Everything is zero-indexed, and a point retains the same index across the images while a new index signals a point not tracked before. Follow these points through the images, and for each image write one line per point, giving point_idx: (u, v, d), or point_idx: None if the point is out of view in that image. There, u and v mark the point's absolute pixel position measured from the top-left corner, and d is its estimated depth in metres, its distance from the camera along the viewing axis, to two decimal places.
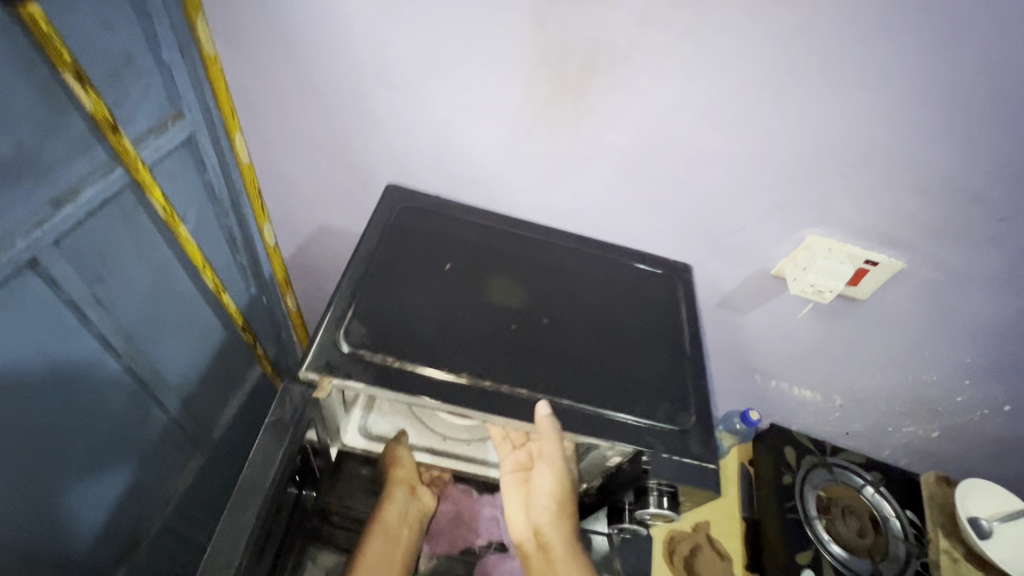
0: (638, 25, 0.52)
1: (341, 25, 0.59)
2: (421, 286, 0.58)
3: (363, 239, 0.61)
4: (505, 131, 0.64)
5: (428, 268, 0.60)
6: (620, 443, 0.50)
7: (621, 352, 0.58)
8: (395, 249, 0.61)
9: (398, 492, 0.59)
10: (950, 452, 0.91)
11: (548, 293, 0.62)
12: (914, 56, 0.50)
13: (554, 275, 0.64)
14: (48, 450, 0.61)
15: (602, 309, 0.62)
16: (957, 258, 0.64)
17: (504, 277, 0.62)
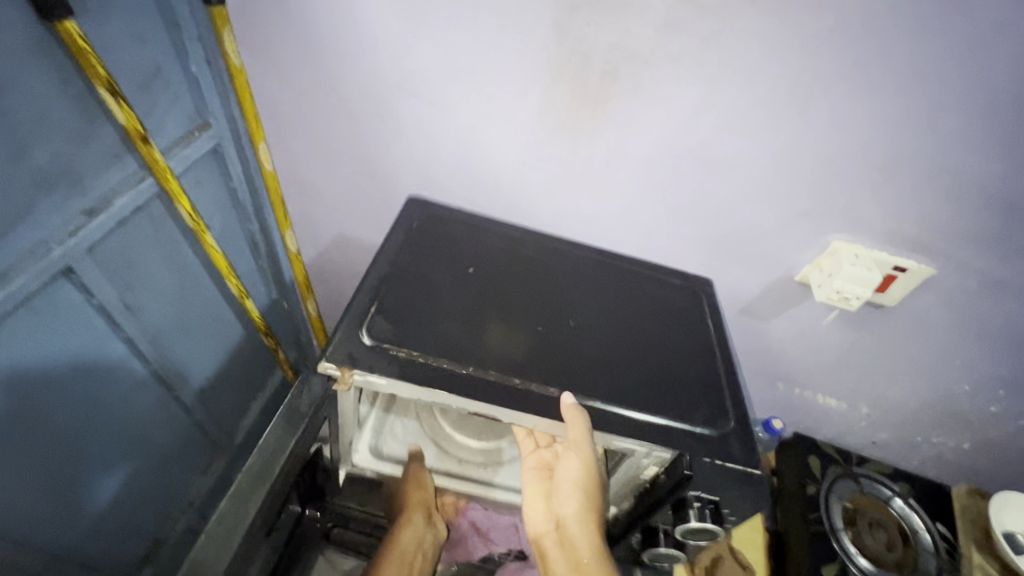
0: (661, 32, 0.52)
1: (366, 36, 0.60)
2: (446, 288, 0.58)
3: (386, 243, 0.62)
4: (526, 138, 0.64)
5: (451, 271, 0.60)
6: (658, 447, 0.50)
7: (649, 356, 0.58)
8: (418, 254, 0.61)
9: (412, 520, 0.62)
10: (984, 465, 0.89)
11: (571, 298, 0.62)
12: (945, 60, 0.49)
13: (577, 283, 0.64)
14: (75, 450, 0.63)
15: (628, 317, 0.62)
16: (990, 265, 0.63)
17: (529, 283, 0.62)
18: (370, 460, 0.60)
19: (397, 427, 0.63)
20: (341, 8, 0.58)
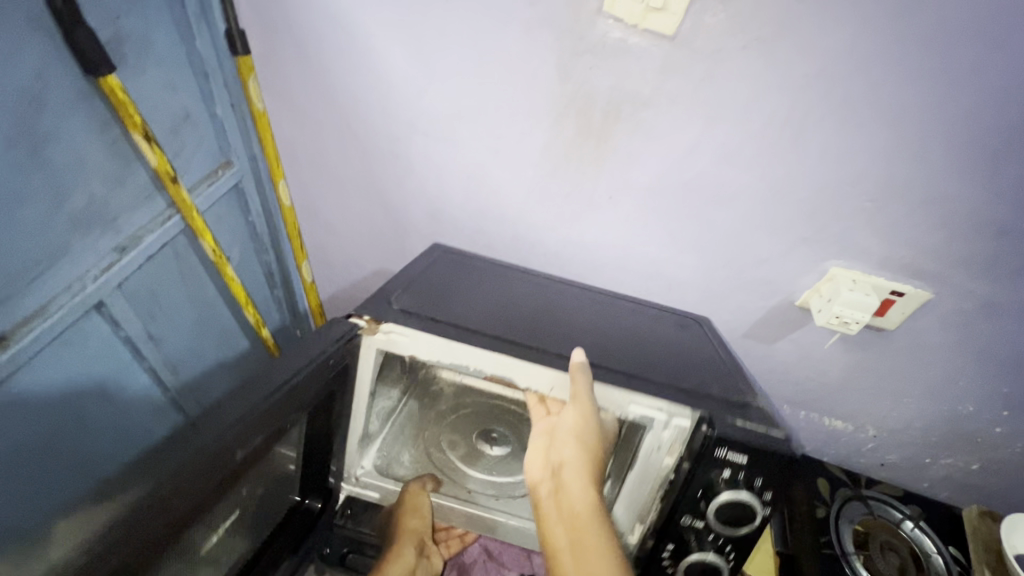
0: (658, 75, 0.55)
1: (381, 80, 0.63)
2: (463, 290, 0.65)
3: (410, 264, 0.69)
4: (532, 172, 0.67)
5: (469, 283, 0.67)
6: (676, 411, 0.52)
7: (655, 348, 0.62)
8: (439, 272, 0.68)
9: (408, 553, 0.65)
10: (994, 486, 0.88)
11: (576, 305, 0.67)
12: (929, 98, 0.52)
13: (584, 300, 0.69)
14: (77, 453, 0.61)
15: (634, 325, 0.66)
16: (986, 288, 0.65)
17: (537, 292, 0.68)
18: (373, 476, 0.64)
19: (403, 455, 0.68)
20: (359, 56, 0.62)
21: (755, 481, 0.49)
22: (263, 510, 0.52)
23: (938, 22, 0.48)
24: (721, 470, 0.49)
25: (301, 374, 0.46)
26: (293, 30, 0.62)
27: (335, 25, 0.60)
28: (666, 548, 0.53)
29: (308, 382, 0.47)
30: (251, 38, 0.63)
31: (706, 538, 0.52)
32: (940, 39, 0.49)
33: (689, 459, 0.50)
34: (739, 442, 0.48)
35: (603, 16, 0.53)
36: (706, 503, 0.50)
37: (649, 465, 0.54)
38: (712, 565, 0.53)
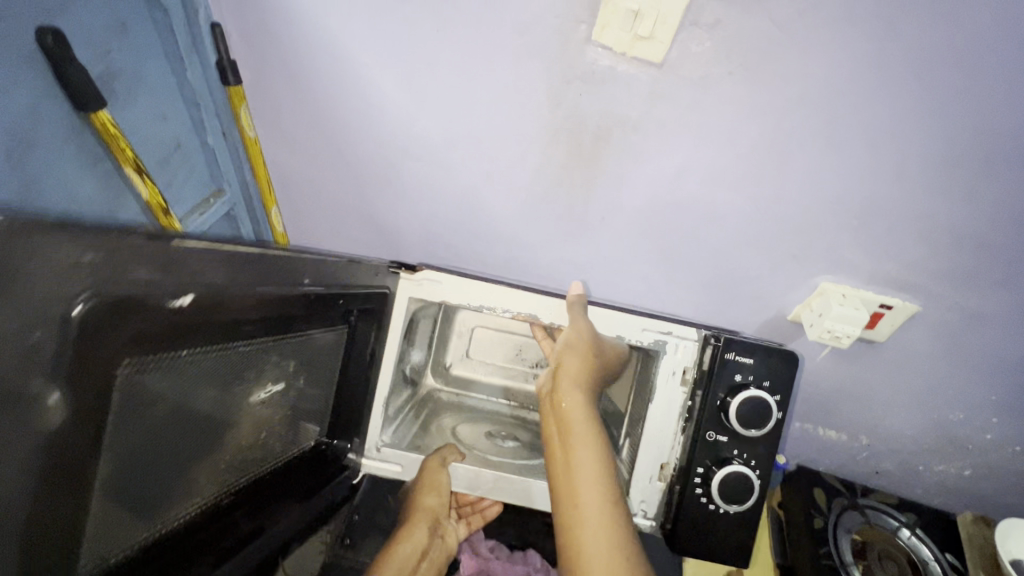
0: (647, 100, 0.56)
1: (372, 107, 0.63)
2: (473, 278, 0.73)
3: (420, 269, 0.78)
4: (524, 195, 0.68)
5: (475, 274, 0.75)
6: (682, 331, 0.70)
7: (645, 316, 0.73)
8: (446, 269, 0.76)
9: (418, 528, 0.70)
10: (988, 492, 0.88)
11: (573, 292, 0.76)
12: (908, 119, 0.53)
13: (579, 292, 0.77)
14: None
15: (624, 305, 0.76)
16: (968, 298, 0.66)
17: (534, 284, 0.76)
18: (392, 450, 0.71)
19: (418, 442, 0.76)
20: (349, 84, 0.62)
21: (762, 382, 0.67)
22: (293, 417, 0.57)
23: (916, 45, 0.49)
24: (734, 375, 0.67)
25: (352, 266, 0.59)
26: (283, 59, 0.62)
27: (324, 55, 0.60)
28: (701, 465, 0.68)
29: (349, 274, 0.58)
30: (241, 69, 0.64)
31: (732, 451, 0.68)
32: (920, 62, 0.50)
33: (705, 372, 0.68)
34: (744, 350, 0.66)
35: (591, 45, 0.53)
36: (725, 413, 0.67)
37: (671, 389, 0.71)
38: (743, 479, 0.67)
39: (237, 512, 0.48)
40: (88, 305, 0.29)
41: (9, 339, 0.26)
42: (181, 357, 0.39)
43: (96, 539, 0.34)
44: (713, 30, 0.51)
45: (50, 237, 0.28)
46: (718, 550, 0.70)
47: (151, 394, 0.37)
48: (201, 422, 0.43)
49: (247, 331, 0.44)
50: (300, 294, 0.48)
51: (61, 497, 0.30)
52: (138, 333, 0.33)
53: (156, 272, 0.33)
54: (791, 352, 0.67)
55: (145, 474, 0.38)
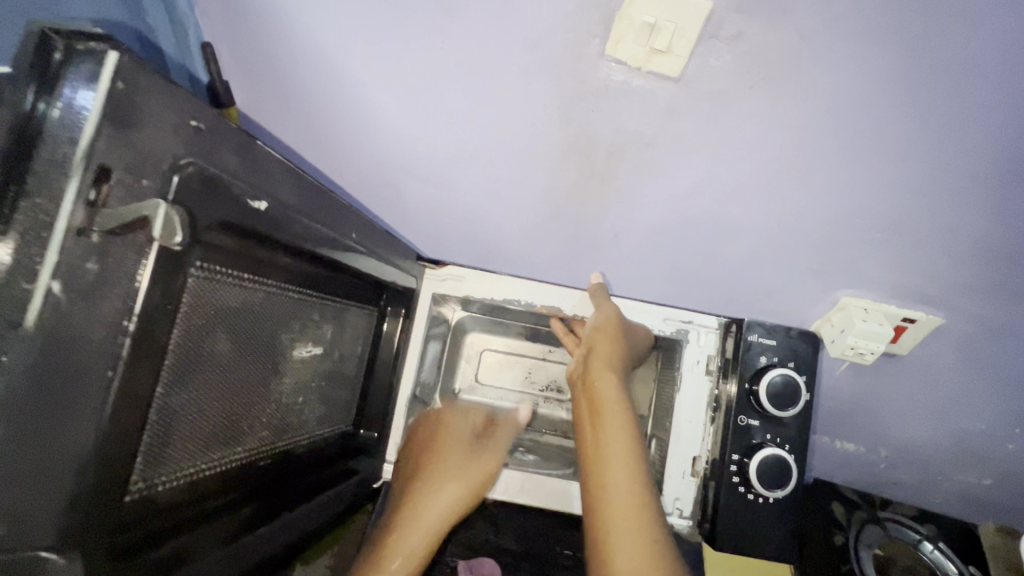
0: (663, 116, 0.53)
1: (368, 124, 0.60)
2: (492, 279, 0.76)
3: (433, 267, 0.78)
4: (533, 215, 0.67)
5: (493, 274, 0.76)
6: (696, 317, 0.73)
7: (661, 308, 0.74)
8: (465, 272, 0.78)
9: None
10: (1013, 504, 0.84)
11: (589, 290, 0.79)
12: (936, 131, 0.51)
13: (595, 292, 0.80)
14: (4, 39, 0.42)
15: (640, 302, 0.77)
16: (991, 308, 0.64)
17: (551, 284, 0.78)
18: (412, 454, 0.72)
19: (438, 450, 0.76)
20: (346, 104, 0.59)
21: (786, 363, 0.69)
22: (326, 390, 0.57)
23: (957, 55, 0.45)
24: (759, 355, 0.70)
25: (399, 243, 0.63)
26: (279, 79, 0.59)
27: (320, 76, 0.56)
28: (735, 452, 0.67)
29: (389, 243, 0.60)
30: (235, 89, 0.62)
31: (764, 436, 0.68)
32: (962, 73, 0.47)
33: (730, 354, 0.71)
34: (767, 331, 0.70)
35: (605, 60, 0.49)
36: (754, 395, 0.68)
37: (695, 377, 0.72)
38: (780, 463, 0.66)
39: (276, 471, 0.47)
40: (186, 170, 0.30)
41: (123, 177, 0.26)
42: (240, 287, 0.39)
43: (156, 453, 0.33)
44: (735, 43, 0.47)
45: (165, 91, 0.28)
46: (760, 550, 0.66)
47: (217, 309, 0.37)
48: (252, 364, 0.43)
49: (287, 279, 0.45)
50: (348, 247, 0.50)
51: (141, 380, 0.30)
52: (224, 217, 0.33)
53: (239, 166, 0.34)
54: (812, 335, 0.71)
55: (203, 397, 0.37)
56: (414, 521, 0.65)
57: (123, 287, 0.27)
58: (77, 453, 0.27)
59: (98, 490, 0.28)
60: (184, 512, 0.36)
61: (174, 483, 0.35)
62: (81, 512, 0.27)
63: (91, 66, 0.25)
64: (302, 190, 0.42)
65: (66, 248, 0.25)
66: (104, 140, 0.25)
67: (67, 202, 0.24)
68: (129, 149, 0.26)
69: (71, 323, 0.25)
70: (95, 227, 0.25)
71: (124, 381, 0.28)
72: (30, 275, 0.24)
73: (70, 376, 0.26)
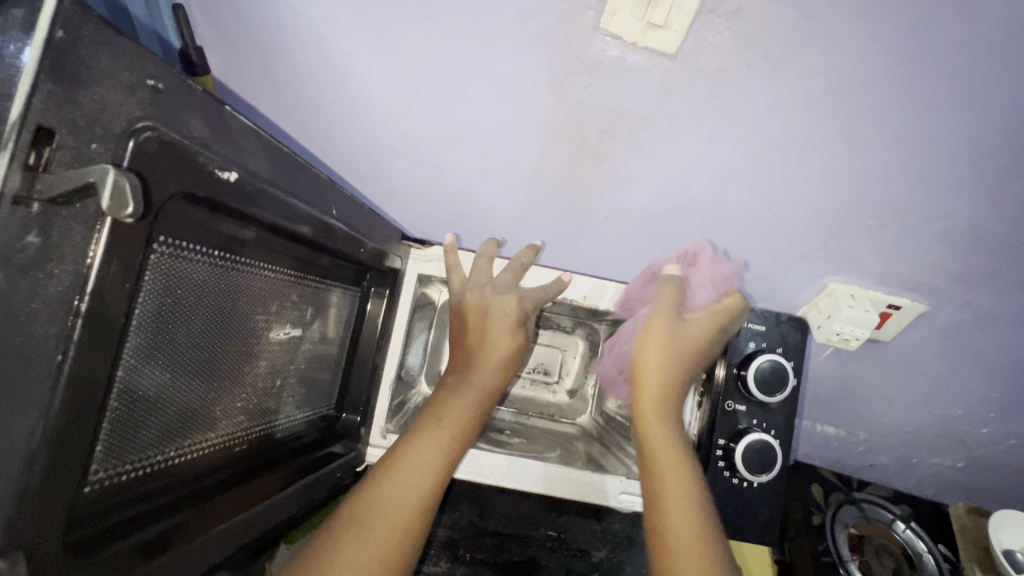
0: (658, 95, 0.52)
1: (355, 98, 0.58)
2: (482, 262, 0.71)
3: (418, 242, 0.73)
4: (521, 195, 0.65)
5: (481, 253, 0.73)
6: None
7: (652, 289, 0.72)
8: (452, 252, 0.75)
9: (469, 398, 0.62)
10: (983, 484, 0.86)
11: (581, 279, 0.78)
12: (933, 117, 0.50)
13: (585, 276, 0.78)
14: None
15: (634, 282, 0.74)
16: (973, 295, 0.65)
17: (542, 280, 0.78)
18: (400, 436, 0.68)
19: None
20: (333, 75, 0.56)
21: (776, 349, 0.66)
22: (307, 373, 0.56)
23: (967, 34, 0.45)
24: (749, 341, 0.67)
25: (381, 223, 0.60)
26: (258, 44, 0.56)
27: (304, 46, 0.54)
28: (721, 437, 0.66)
29: (370, 220, 0.57)
30: (210, 54, 0.58)
31: (751, 421, 0.66)
32: (959, 54, 0.46)
33: (720, 338, 0.69)
34: (757, 315, 0.67)
35: (600, 34, 0.47)
36: (742, 381, 0.66)
37: None
38: (767, 448, 0.64)
39: (252, 459, 0.46)
40: (143, 136, 0.27)
41: (67, 140, 0.24)
42: (202, 270, 0.37)
43: (116, 443, 0.32)
44: (734, 19, 0.45)
45: (113, 44, 0.26)
46: (743, 531, 0.66)
47: (180, 292, 0.35)
48: (225, 348, 0.42)
49: (256, 253, 0.42)
50: (331, 223, 0.48)
51: (97, 363, 0.28)
52: (188, 189, 0.31)
53: (205, 134, 0.32)
54: (801, 319, 0.67)
55: (166, 381, 0.36)
56: (398, 462, 0.54)
57: (72, 264, 0.25)
58: (22, 449, 0.25)
59: (51, 480, 0.26)
60: (148, 501, 0.35)
61: (134, 474, 0.34)
62: (34, 504, 0.25)
63: (29, 12, 0.22)
64: (280, 159, 0.40)
65: (5, 218, 0.22)
66: (42, 97, 0.23)
67: (2, 165, 0.22)
68: (74, 109, 0.24)
69: (12, 304, 0.23)
70: (34, 196, 0.23)
71: (76, 365, 0.26)
72: None
73: (14, 362, 0.24)
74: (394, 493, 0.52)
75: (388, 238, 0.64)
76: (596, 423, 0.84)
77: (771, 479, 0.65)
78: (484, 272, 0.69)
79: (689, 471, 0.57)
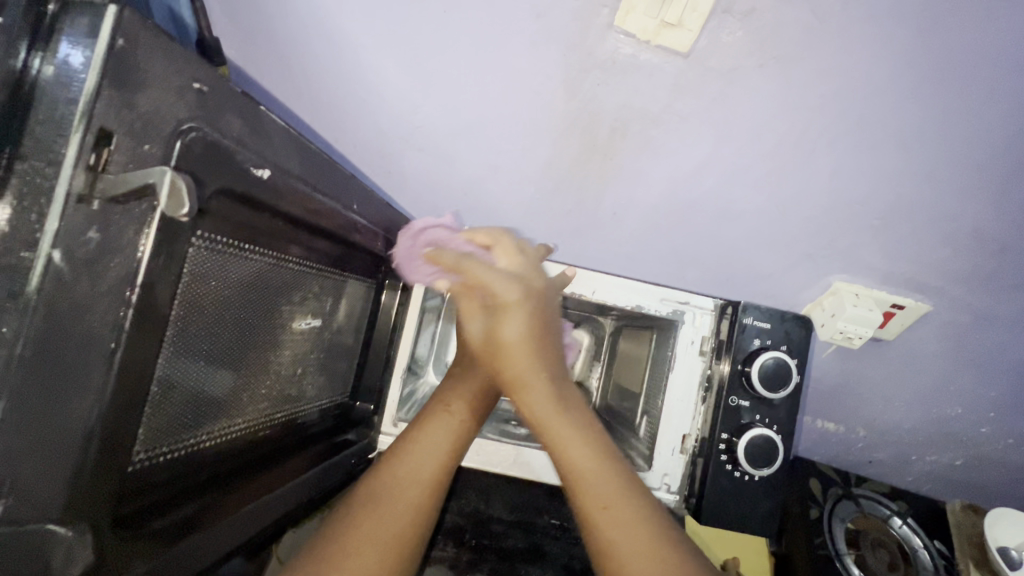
0: (670, 93, 0.52)
1: (371, 91, 0.58)
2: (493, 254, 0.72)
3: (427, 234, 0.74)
4: (531, 190, 0.65)
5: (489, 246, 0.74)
6: (698, 299, 0.70)
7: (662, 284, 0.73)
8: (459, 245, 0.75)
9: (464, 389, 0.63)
10: (977, 482, 0.88)
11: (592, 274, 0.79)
12: (942, 122, 0.52)
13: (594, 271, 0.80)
14: None
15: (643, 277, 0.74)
16: (975, 296, 0.66)
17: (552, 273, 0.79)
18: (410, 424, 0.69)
19: None
20: (352, 67, 0.56)
21: (780, 347, 0.67)
22: (325, 363, 0.57)
23: (975, 39, 0.46)
24: (754, 338, 0.67)
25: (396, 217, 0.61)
26: (277, 36, 0.56)
27: (322, 39, 0.54)
28: (725, 432, 0.67)
29: (387, 214, 0.58)
30: (226, 45, 0.58)
31: (754, 417, 0.68)
32: (964, 59, 0.47)
33: (725, 334, 0.69)
34: (762, 313, 0.67)
35: (613, 32, 0.48)
36: (746, 377, 0.67)
37: (690, 359, 0.70)
38: (770, 444, 0.66)
39: (272, 444, 0.47)
40: (189, 136, 0.28)
41: (125, 142, 0.25)
42: (236, 260, 0.38)
43: (156, 424, 0.33)
44: (747, 19, 0.46)
45: (165, 47, 0.27)
46: (743, 524, 0.67)
47: (215, 279, 0.36)
48: (252, 336, 0.43)
49: (285, 246, 0.43)
50: (352, 218, 0.49)
51: (145, 352, 0.29)
52: (227, 184, 0.32)
53: (243, 132, 0.33)
54: (806, 318, 0.68)
55: (199, 367, 0.37)
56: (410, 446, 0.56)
57: (126, 256, 0.26)
58: (77, 430, 0.26)
59: (98, 462, 0.27)
60: (182, 481, 0.36)
61: (170, 455, 0.35)
62: (80, 485, 0.26)
63: (88, 19, 0.23)
64: (313, 161, 0.42)
65: (67, 216, 0.23)
66: (103, 102, 0.24)
67: (67, 166, 0.23)
68: (131, 111, 0.25)
69: (70, 294, 0.24)
70: (95, 195, 0.24)
71: (127, 356, 0.27)
72: (30, 243, 0.23)
73: (73, 348, 0.25)
74: (410, 476, 0.54)
75: (399, 230, 0.64)
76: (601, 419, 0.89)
77: (772, 472, 0.67)
78: None
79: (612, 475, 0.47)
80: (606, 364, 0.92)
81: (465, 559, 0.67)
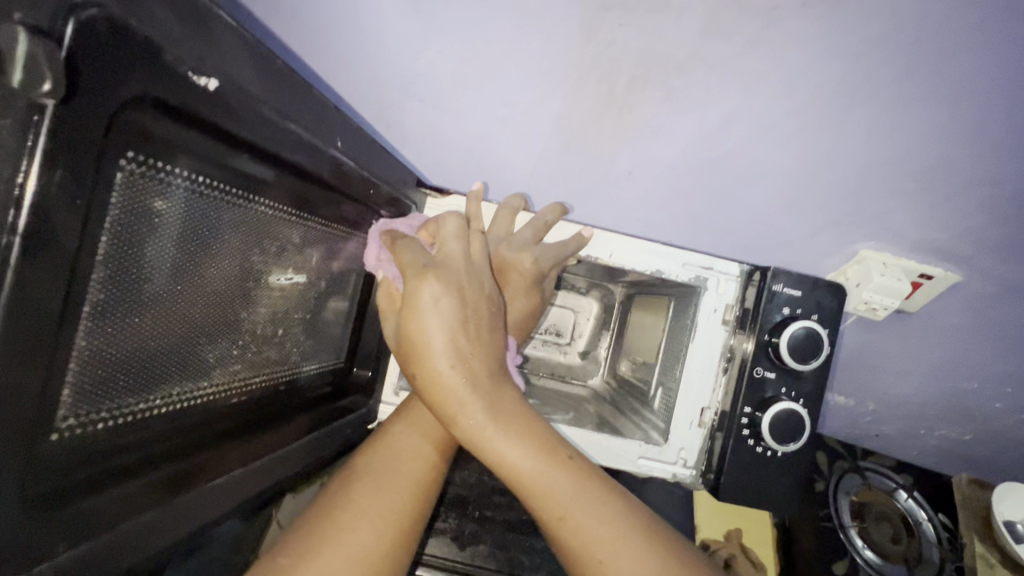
0: (697, 37, 0.48)
1: (365, 33, 0.52)
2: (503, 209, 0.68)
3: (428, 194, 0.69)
4: (540, 146, 0.60)
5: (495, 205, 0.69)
6: (725, 264, 0.68)
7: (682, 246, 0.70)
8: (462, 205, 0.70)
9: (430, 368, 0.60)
10: (986, 457, 0.86)
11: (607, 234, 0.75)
12: (991, 72, 0.48)
13: None
14: None
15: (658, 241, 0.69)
16: (1007, 266, 0.62)
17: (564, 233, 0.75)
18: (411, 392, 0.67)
19: None
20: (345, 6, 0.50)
21: (810, 316, 0.64)
22: (312, 327, 0.54)
23: None
24: (783, 306, 0.64)
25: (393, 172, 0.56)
26: None
27: None
28: (748, 405, 0.65)
29: (381, 163, 0.52)
30: None
31: (779, 390, 0.65)
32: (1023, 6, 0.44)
33: (751, 301, 0.67)
34: (794, 279, 0.64)
35: None
36: (773, 349, 0.64)
37: (712, 328, 0.68)
38: (794, 416, 0.63)
39: (241, 414, 0.43)
40: (88, 14, 0.22)
41: None
42: (176, 201, 0.34)
43: (75, 389, 0.29)
44: None
45: None
46: (759, 500, 0.65)
47: (149, 216, 0.32)
48: (207, 296, 0.39)
49: (256, 185, 0.39)
50: (335, 156, 0.44)
51: (42, 292, 0.24)
52: (154, 95, 0.26)
53: (178, 28, 0.27)
54: (833, 286, 0.64)
55: (128, 330, 0.33)
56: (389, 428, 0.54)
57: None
58: None
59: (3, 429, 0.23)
60: (113, 457, 0.32)
61: (97, 426, 0.31)
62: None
63: None
64: (278, 78, 0.36)
65: None
66: None
67: None
68: None
69: None
70: None
71: (17, 300, 0.23)
72: None
73: None
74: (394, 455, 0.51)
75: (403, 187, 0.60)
76: (608, 385, 0.88)
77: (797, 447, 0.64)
78: (506, 225, 0.66)
79: (570, 480, 0.48)
80: (616, 333, 0.90)
81: (469, 530, 0.65)
